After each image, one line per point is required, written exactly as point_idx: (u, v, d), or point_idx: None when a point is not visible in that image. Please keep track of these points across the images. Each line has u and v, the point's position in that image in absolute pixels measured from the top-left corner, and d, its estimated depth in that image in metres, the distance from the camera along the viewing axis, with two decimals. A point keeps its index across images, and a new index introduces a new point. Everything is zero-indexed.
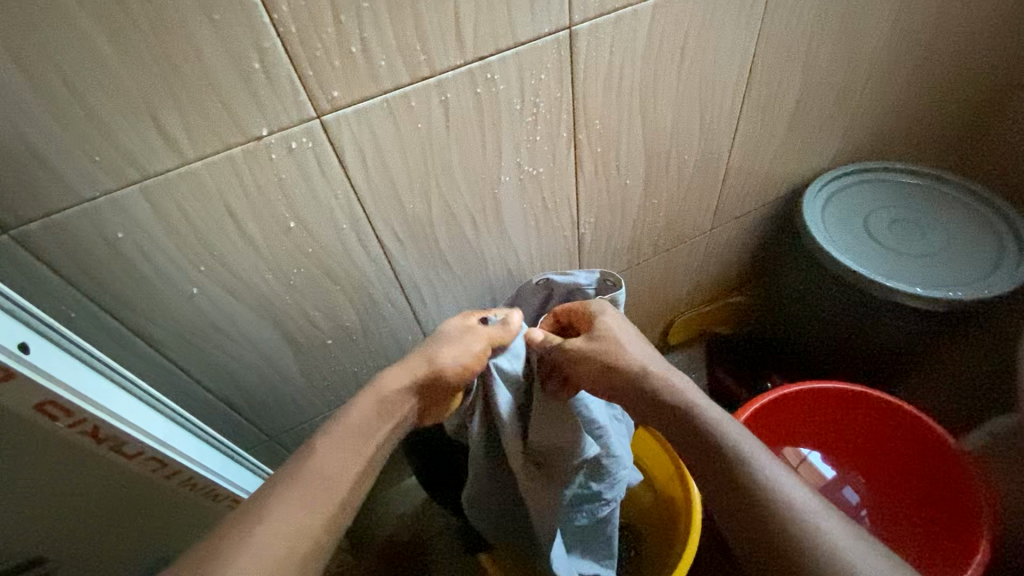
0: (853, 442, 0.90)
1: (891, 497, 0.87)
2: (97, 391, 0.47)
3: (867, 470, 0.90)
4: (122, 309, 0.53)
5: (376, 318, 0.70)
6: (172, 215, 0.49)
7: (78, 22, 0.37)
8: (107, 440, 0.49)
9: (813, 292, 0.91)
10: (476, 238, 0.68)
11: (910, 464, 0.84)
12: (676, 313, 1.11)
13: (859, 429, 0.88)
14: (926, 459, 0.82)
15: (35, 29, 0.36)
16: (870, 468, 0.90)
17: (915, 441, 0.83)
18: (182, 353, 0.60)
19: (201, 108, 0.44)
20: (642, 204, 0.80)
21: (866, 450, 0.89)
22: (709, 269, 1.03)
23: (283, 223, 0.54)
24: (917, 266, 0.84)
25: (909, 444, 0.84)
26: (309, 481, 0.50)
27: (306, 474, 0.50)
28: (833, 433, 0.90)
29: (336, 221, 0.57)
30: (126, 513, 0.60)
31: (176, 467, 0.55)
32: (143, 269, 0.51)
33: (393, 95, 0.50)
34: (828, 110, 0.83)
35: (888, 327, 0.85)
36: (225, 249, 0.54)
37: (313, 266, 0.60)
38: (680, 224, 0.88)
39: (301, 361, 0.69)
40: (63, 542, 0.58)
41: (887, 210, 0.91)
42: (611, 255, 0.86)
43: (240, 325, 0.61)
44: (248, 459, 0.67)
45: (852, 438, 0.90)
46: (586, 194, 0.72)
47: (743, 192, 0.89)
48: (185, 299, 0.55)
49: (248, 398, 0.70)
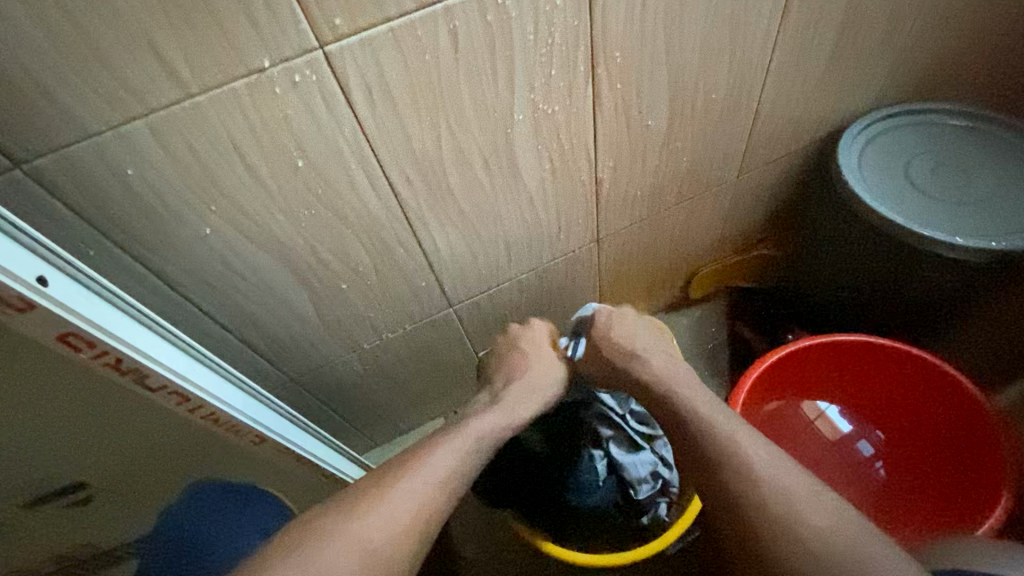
0: (875, 396, 0.88)
1: (912, 451, 0.86)
2: (116, 324, 0.49)
3: (888, 423, 0.88)
4: (139, 247, 0.54)
5: (389, 263, 0.70)
6: (180, 152, 0.49)
7: None
8: (129, 371, 0.51)
9: (844, 241, 0.87)
10: (489, 181, 0.67)
11: (937, 421, 0.82)
12: (699, 265, 1.07)
13: (882, 382, 0.86)
14: (950, 413, 0.79)
15: None
16: (890, 422, 0.88)
17: (941, 396, 0.80)
18: (202, 294, 0.62)
19: (201, 37, 0.42)
20: (664, 147, 0.76)
21: (892, 406, 0.87)
22: (734, 220, 0.99)
23: (292, 162, 0.54)
24: (959, 214, 0.79)
25: (933, 399, 0.81)
26: (318, 554, 0.47)
27: (378, 492, 0.53)
28: (854, 387, 0.88)
29: (345, 161, 0.56)
30: (156, 445, 0.63)
31: (197, 402, 0.57)
32: (155, 207, 0.52)
33: (398, 23, 0.48)
34: (875, 43, 0.76)
35: (922, 280, 0.81)
36: (234, 188, 0.53)
37: (323, 208, 0.59)
38: (705, 171, 0.85)
39: (317, 305, 0.71)
40: (102, 468, 0.62)
41: (931, 155, 0.85)
42: (631, 203, 0.83)
43: (255, 265, 0.61)
44: (268, 397, 0.69)
45: (873, 391, 0.87)
46: (605, 136, 0.69)
47: (774, 135, 0.84)
48: (199, 239, 0.56)
49: (268, 339, 0.72)
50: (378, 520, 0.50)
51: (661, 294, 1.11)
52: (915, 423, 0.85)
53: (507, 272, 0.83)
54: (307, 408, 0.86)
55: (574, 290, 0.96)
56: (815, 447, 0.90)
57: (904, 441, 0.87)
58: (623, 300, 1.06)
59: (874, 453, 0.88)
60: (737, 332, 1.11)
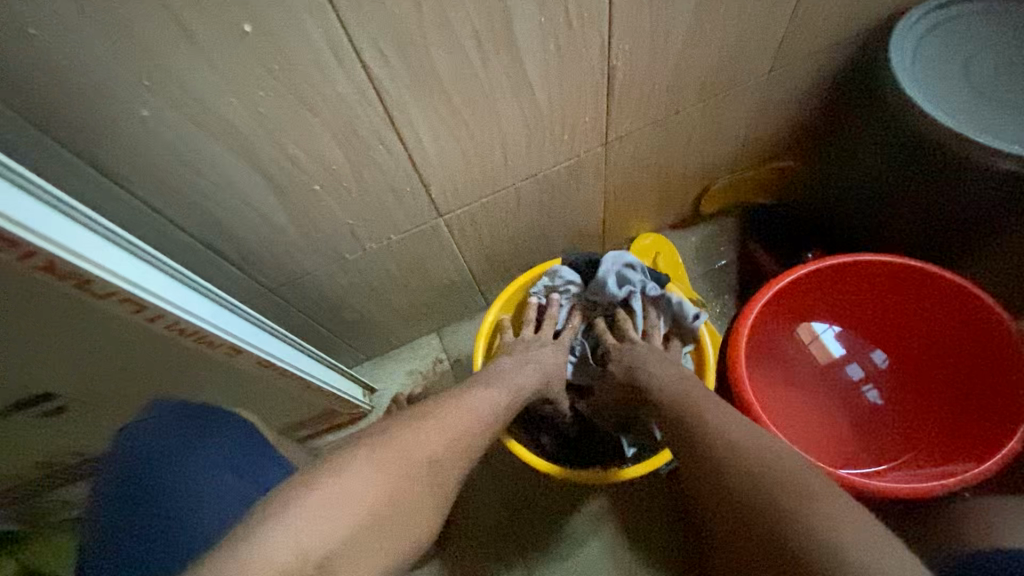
0: (884, 318, 0.83)
1: (914, 375, 0.83)
2: (44, 223, 0.42)
3: (893, 345, 0.85)
4: (65, 128, 0.47)
5: (369, 164, 0.62)
6: (92, 8, 0.40)
7: None
8: (68, 277, 0.45)
9: (880, 150, 0.78)
10: (481, 65, 0.57)
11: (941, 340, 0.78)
12: (713, 178, 0.98)
13: (897, 303, 0.80)
14: (967, 341, 0.75)
15: None
16: (895, 344, 0.84)
17: (963, 325, 0.74)
18: (152, 188, 0.55)
19: None
20: (691, 31, 0.64)
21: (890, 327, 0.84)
22: (757, 126, 0.89)
23: (237, 27, 0.44)
24: (1019, 120, 0.69)
25: (953, 327, 0.76)
26: (395, 459, 0.51)
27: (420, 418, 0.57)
28: (864, 308, 0.83)
29: (304, 31, 0.46)
30: (123, 357, 0.59)
31: (157, 312, 0.52)
32: (75, 78, 0.44)
33: None
34: None
35: (963, 196, 0.73)
36: (170, 60, 0.44)
37: (283, 90, 0.50)
38: (732, 64, 0.73)
39: (290, 209, 0.63)
40: (67, 379, 0.59)
41: (997, 51, 0.73)
42: (645, 100, 0.73)
43: (209, 157, 0.54)
44: (240, 306, 0.64)
45: (883, 313, 0.83)
46: (623, 13, 0.58)
47: (818, 23, 0.72)
48: (136, 122, 0.48)
49: (237, 245, 0.66)
50: (437, 437, 0.56)
51: (670, 209, 1.03)
52: (912, 342, 0.82)
53: (503, 180, 0.75)
54: (290, 321, 0.82)
55: (577, 202, 0.88)
56: (807, 372, 0.87)
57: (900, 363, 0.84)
58: (629, 215, 0.99)
59: (864, 376, 0.86)
60: (748, 250, 1.04)
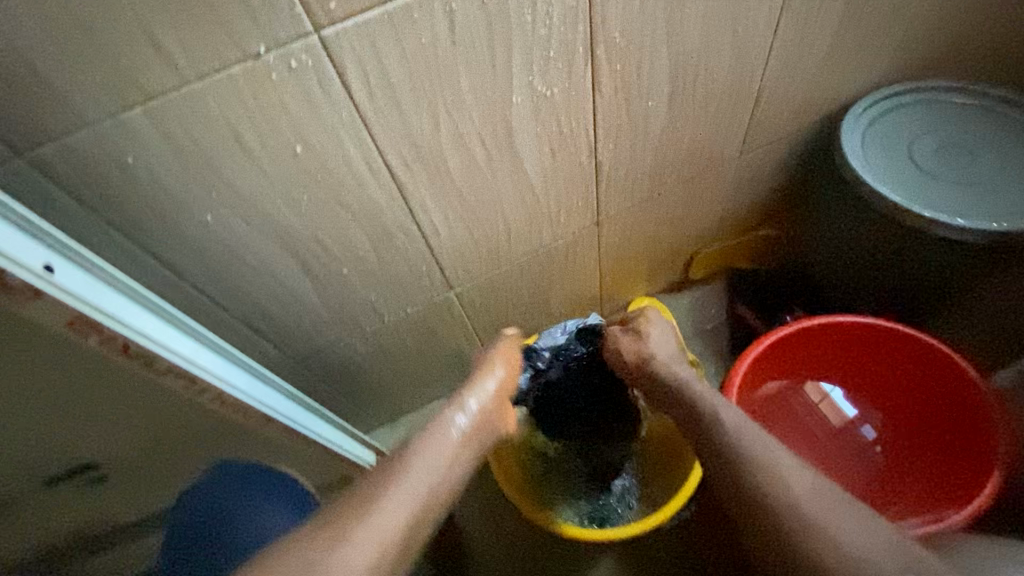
0: (884, 386, 0.87)
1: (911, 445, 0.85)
2: (120, 310, 0.49)
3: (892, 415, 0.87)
4: (142, 235, 0.55)
5: (390, 248, 0.71)
6: (180, 140, 0.49)
7: None
8: (138, 357, 0.51)
9: (845, 221, 0.87)
10: (488, 165, 0.67)
11: (944, 411, 0.80)
12: (700, 246, 1.07)
13: (893, 371, 0.85)
14: (956, 409, 0.78)
15: None
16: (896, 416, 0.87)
17: (951, 393, 0.78)
18: (204, 279, 0.63)
19: (197, 24, 0.43)
20: (666, 126, 0.75)
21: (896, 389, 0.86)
22: (735, 201, 0.99)
23: (290, 147, 0.54)
24: (960, 194, 0.78)
25: (943, 397, 0.80)
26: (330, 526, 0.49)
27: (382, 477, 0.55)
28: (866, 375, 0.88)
29: (343, 146, 0.56)
30: (163, 429, 0.64)
31: (206, 385, 0.58)
32: (157, 196, 0.53)
33: (394, 6, 0.47)
34: (881, 20, 0.75)
35: (922, 262, 0.81)
36: (235, 176, 0.54)
37: (323, 193, 0.60)
38: (705, 153, 0.84)
39: (320, 290, 0.72)
40: (115, 446, 0.63)
41: (939, 135, 0.84)
42: (630, 184, 0.83)
43: (255, 250, 0.62)
44: (275, 381, 0.71)
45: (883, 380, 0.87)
46: (605, 116, 0.69)
47: (776, 116, 0.83)
48: (201, 226, 0.57)
49: (272, 323, 0.73)
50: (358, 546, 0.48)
51: (662, 275, 1.11)
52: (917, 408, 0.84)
53: (508, 255, 0.84)
54: (311, 389, 0.88)
55: (575, 272, 0.96)
56: (814, 429, 0.89)
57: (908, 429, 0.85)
58: (624, 282, 1.07)
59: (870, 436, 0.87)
60: (737, 313, 1.11)
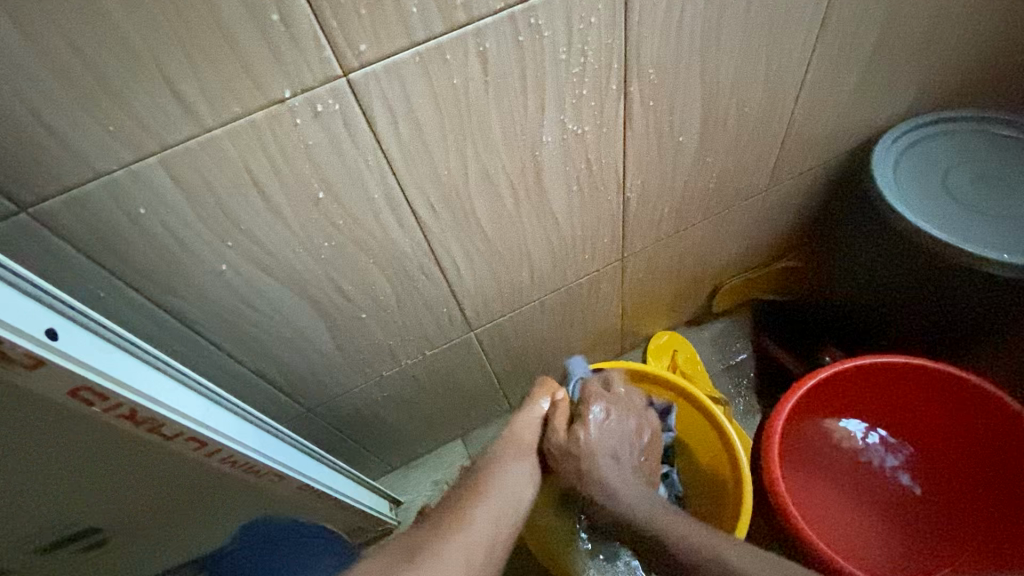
0: (920, 423, 0.83)
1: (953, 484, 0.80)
2: (129, 373, 0.46)
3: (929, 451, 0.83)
4: (152, 286, 0.52)
5: (411, 292, 0.67)
6: (196, 188, 0.46)
7: None
8: (146, 421, 0.48)
9: (878, 257, 0.84)
10: (514, 205, 0.64)
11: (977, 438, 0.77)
12: (723, 279, 1.04)
13: (929, 408, 0.81)
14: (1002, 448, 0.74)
15: None
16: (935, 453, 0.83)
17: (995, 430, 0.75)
18: (216, 329, 0.59)
19: (220, 70, 0.40)
20: (695, 162, 0.73)
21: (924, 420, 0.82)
22: (760, 233, 0.95)
23: (312, 193, 0.51)
24: (1002, 228, 0.75)
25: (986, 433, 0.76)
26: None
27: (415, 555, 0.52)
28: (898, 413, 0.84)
29: (366, 190, 0.53)
30: (171, 487, 0.59)
31: (216, 446, 0.54)
32: (170, 246, 0.49)
33: (426, 47, 0.45)
34: (912, 52, 0.73)
35: (963, 299, 0.78)
36: (253, 223, 0.51)
37: (345, 239, 0.56)
38: (733, 187, 0.81)
39: (337, 337, 0.68)
40: (119, 511, 0.58)
41: (973, 166, 0.81)
42: (657, 220, 0.80)
43: (271, 299, 0.58)
44: (287, 434, 0.67)
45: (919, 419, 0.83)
46: (636, 153, 0.66)
47: (805, 148, 0.81)
48: (215, 276, 0.53)
49: (284, 371, 0.69)
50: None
51: (683, 309, 1.07)
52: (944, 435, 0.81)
53: (530, 295, 0.80)
54: (323, 436, 0.83)
55: (597, 309, 0.93)
56: (842, 464, 0.85)
57: (937, 456, 0.83)
58: (645, 317, 1.03)
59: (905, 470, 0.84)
60: (766, 353, 1.07)
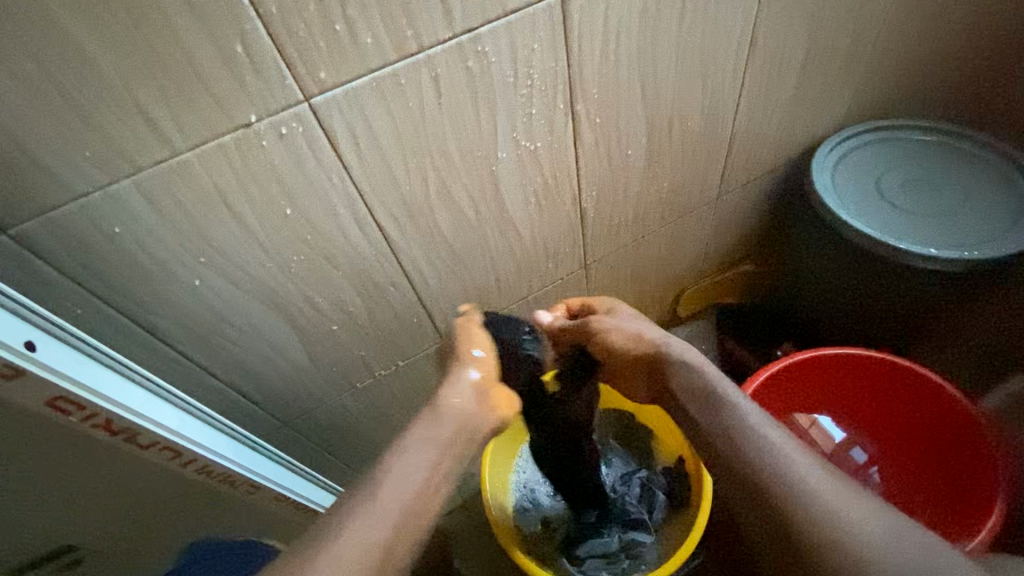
0: (875, 416, 0.87)
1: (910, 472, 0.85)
2: (104, 384, 0.48)
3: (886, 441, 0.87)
4: (127, 303, 0.54)
5: (380, 304, 0.71)
6: (168, 208, 0.49)
7: (68, 29, 0.37)
8: (120, 431, 0.50)
9: (821, 257, 0.90)
10: (476, 217, 0.68)
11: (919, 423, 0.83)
12: (684, 285, 1.09)
13: (882, 401, 0.85)
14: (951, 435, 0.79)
15: (18, 33, 0.37)
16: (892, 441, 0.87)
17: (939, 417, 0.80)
18: (190, 344, 0.61)
19: (189, 98, 0.44)
20: (646, 173, 0.78)
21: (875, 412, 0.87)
22: (717, 238, 1.01)
23: (280, 211, 0.54)
24: (929, 226, 0.82)
25: (933, 420, 0.81)
26: None
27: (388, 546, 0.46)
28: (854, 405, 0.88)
29: (333, 207, 0.57)
30: (147, 503, 0.60)
31: (192, 457, 0.56)
32: (144, 263, 0.52)
33: (381, 73, 0.49)
34: (838, 66, 0.80)
35: (901, 292, 0.83)
36: (224, 240, 0.54)
37: (313, 253, 0.60)
38: (686, 194, 0.86)
39: (309, 348, 0.70)
40: (94, 535, 0.59)
41: (902, 171, 0.88)
42: (615, 229, 0.84)
43: (244, 313, 0.61)
44: (261, 445, 0.69)
45: (874, 411, 0.87)
46: (588, 165, 0.71)
47: (750, 157, 0.87)
48: (188, 292, 0.56)
49: (261, 384, 0.71)
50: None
51: (651, 315, 1.11)
52: (896, 429, 0.86)
53: (497, 304, 0.84)
54: (298, 450, 0.85)
55: None
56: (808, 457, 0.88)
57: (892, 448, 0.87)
58: None
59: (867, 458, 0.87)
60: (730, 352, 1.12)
